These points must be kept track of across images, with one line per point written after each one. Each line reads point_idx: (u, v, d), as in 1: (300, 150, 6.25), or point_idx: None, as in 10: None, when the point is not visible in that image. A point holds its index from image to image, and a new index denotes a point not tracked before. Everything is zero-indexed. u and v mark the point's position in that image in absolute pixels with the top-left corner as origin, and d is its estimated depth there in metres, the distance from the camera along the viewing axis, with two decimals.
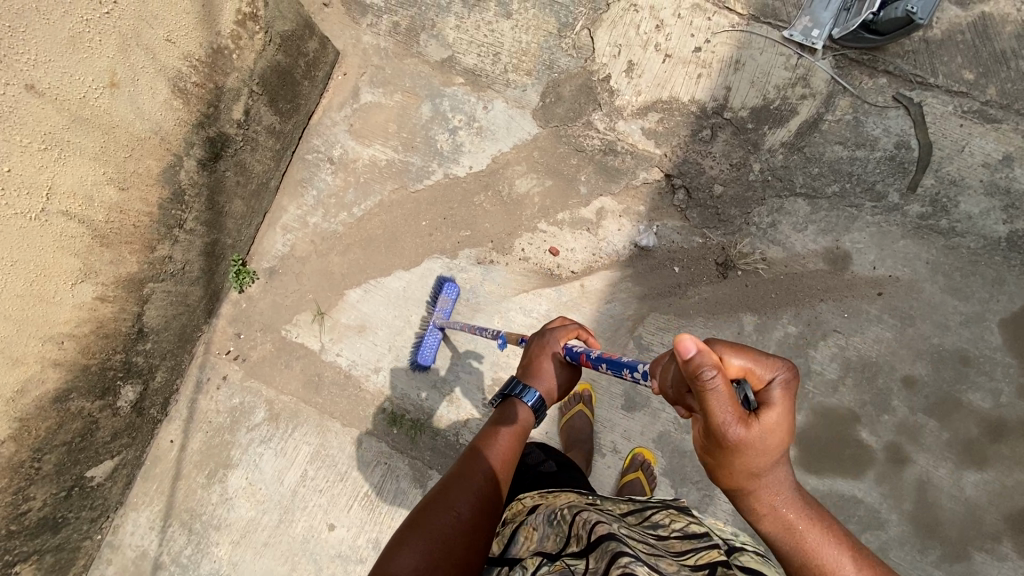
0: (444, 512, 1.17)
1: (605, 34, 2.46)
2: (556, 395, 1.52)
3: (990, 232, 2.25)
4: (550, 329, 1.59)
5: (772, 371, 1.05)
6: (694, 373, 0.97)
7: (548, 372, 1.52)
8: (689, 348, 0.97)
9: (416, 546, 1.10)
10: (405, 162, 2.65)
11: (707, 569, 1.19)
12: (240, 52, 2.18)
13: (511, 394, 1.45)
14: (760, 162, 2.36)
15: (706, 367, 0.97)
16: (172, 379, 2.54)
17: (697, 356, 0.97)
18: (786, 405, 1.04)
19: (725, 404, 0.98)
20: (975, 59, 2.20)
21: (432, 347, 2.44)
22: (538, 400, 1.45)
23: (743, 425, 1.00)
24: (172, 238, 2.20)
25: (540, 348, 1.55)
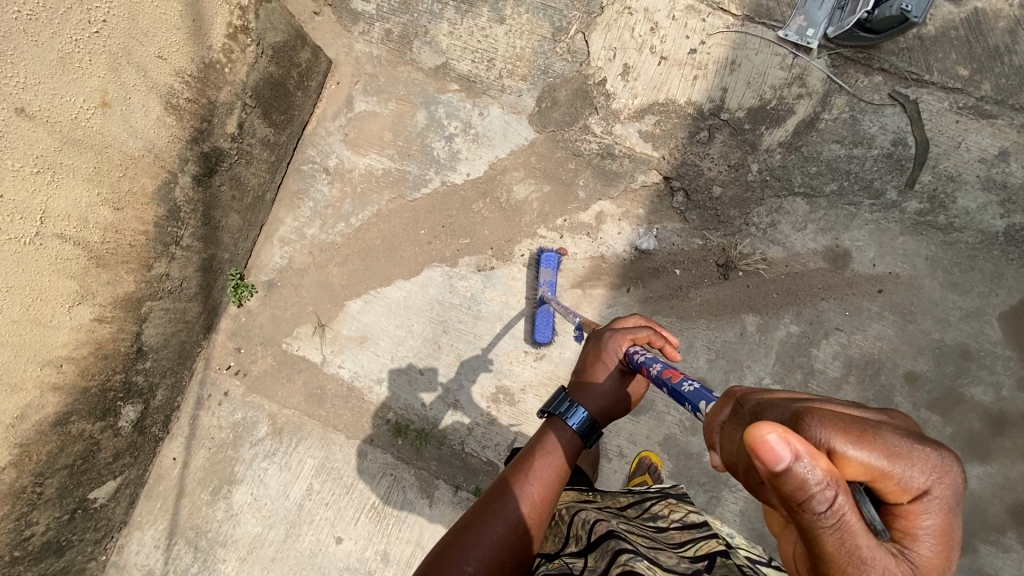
0: (467, 556, 1.18)
1: (599, 37, 2.44)
2: (610, 412, 1.45)
3: (987, 226, 2.26)
4: (613, 333, 1.50)
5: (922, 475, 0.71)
6: (794, 490, 0.67)
7: (602, 385, 1.45)
8: (784, 457, 0.64)
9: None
10: (402, 170, 2.63)
11: (705, 561, 1.20)
12: (232, 65, 2.16)
13: (555, 412, 1.41)
14: (758, 162, 2.36)
15: (816, 484, 0.66)
16: (172, 397, 2.51)
17: (803, 469, 0.65)
18: (937, 524, 0.71)
19: (847, 531, 0.69)
20: (969, 55, 2.21)
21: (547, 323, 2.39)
22: (585, 421, 1.39)
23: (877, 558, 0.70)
24: (169, 255, 2.18)
25: (599, 354, 1.48)
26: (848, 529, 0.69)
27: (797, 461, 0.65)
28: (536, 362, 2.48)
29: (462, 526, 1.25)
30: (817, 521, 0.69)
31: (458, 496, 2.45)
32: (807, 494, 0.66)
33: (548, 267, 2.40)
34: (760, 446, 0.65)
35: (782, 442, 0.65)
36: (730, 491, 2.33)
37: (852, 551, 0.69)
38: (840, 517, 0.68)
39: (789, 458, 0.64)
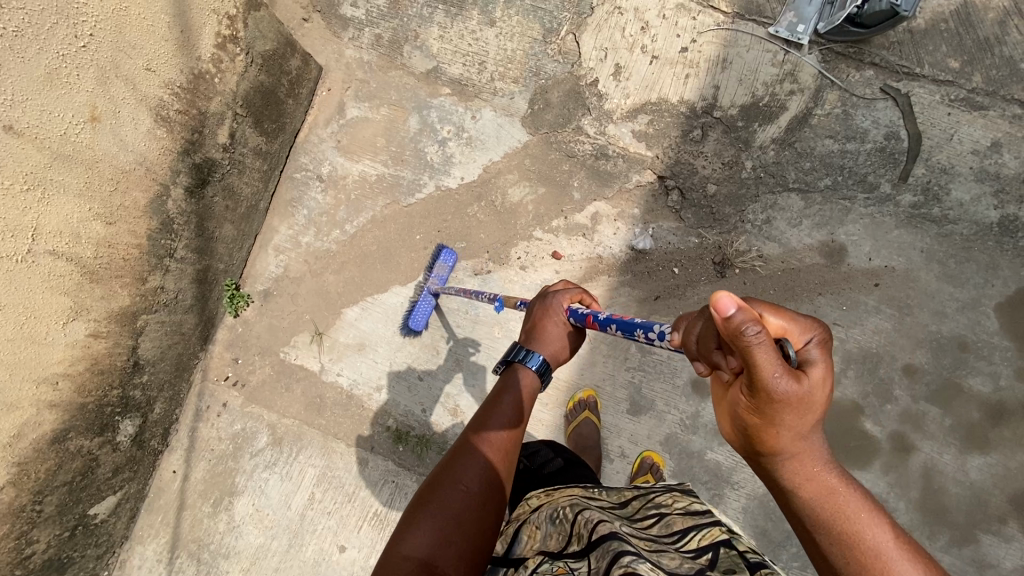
0: (452, 486, 1.21)
1: (590, 38, 2.44)
2: (561, 358, 1.53)
3: (981, 218, 2.27)
4: (554, 292, 1.59)
5: (806, 327, 0.98)
6: (735, 328, 0.85)
7: (552, 334, 1.52)
8: (729, 305, 0.84)
9: (427, 522, 1.15)
10: (396, 176, 2.62)
11: (710, 553, 1.25)
12: (222, 75, 2.14)
13: (515, 359, 1.47)
14: (751, 159, 2.36)
15: (750, 321, 0.85)
16: (171, 410, 2.50)
17: (743, 314, 0.85)
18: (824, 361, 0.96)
19: (772, 359, 0.87)
20: (959, 47, 2.21)
21: (424, 312, 2.46)
22: (543, 363, 1.46)
23: (792, 379, 0.89)
24: (163, 268, 2.16)
25: (544, 310, 1.56)
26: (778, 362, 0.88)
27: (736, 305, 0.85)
28: None
29: (443, 462, 1.28)
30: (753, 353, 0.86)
31: None
32: (745, 330, 0.85)
33: (445, 262, 2.48)
34: (715, 299, 0.85)
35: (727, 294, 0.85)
36: (732, 489, 2.33)
37: (775, 373, 0.88)
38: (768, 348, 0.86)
39: (733, 303, 0.84)
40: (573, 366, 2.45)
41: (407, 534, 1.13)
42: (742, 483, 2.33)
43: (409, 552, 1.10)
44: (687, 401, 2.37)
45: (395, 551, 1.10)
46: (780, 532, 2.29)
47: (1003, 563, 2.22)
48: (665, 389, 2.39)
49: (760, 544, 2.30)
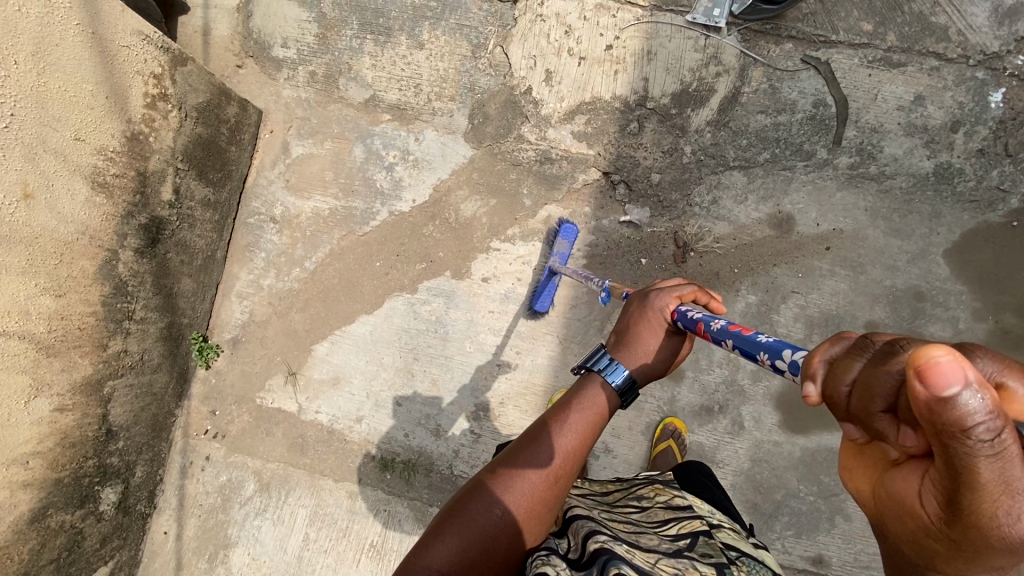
0: (488, 506, 1.20)
1: (518, 47, 2.48)
2: (652, 370, 1.41)
3: (917, 169, 2.33)
4: (658, 291, 1.44)
5: None
6: (958, 418, 0.60)
7: (646, 345, 1.41)
8: (952, 384, 0.59)
9: (451, 537, 1.14)
10: (348, 207, 2.64)
11: (688, 539, 1.27)
12: (157, 133, 2.15)
13: (594, 368, 1.39)
14: (690, 144, 2.41)
15: (984, 417, 0.60)
16: (153, 471, 2.49)
17: (975, 398, 0.59)
18: None
19: (1005, 460, 0.63)
20: (870, 10, 2.28)
21: (548, 293, 2.44)
22: (626, 381, 1.36)
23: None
24: (123, 331, 2.17)
25: (645, 312, 1.42)
26: (1004, 464, 0.63)
27: (966, 389, 0.59)
28: (510, 374, 2.50)
29: (484, 479, 1.27)
30: (973, 452, 0.63)
31: None
32: (971, 424, 0.60)
33: (567, 240, 2.42)
34: (931, 369, 0.60)
35: (951, 365, 0.59)
36: (718, 468, 2.35)
37: (1005, 481, 0.64)
38: (1000, 445, 0.62)
39: (961, 380, 0.59)
40: (548, 370, 2.49)
41: (429, 546, 1.12)
42: (726, 461, 2.35)
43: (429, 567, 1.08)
44: (663, 388, 2.40)
45: (415, 563, 1.09)
46: (770, 504, 2.31)
47: None
48: None
49: (753, 519, 2.31)
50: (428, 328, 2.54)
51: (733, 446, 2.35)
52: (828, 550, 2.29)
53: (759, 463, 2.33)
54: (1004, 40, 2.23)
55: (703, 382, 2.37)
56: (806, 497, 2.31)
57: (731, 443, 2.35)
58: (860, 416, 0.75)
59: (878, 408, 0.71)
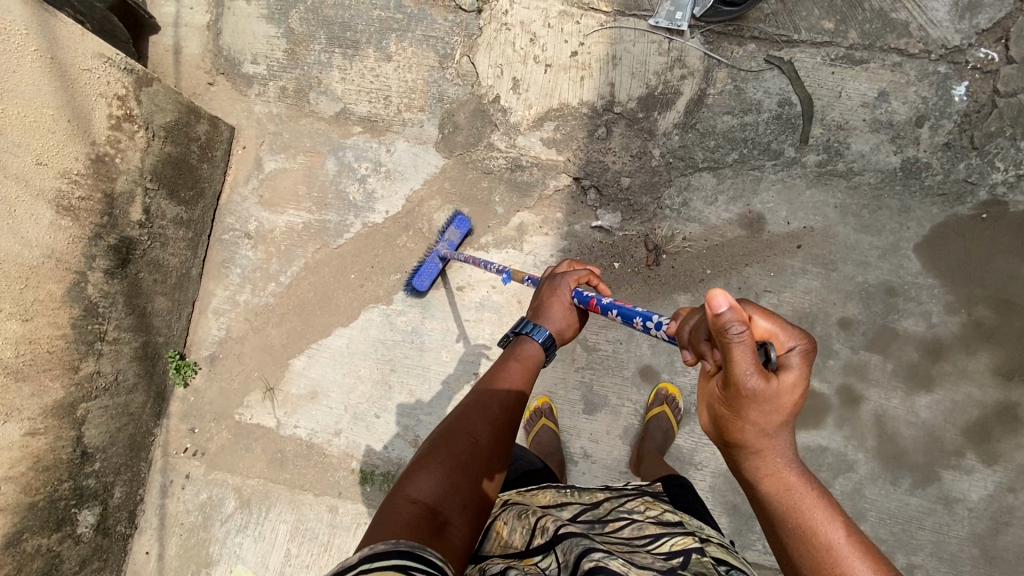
0: (462, 437, 1.28)
1: (484, 56, 2.49)
2: (565, 334, 1.63)
3: (884, 164, 2.33)
4: (560, 273, 1.70)
5: (794, 336, 1.09)
6: (720, 327, 1.00)
7: (558, 313, 1.62)
8: (722, 304, 0.99)
9: (433, 469, 1.21)
10: (322, 221, 2.64)
11: (681, 557, 1.27)
12: (123, 154, 2.16)
13: (522, 332, 1.57)
14: (658, 147, 2.42)
15: (736, 322, 0.99)
16: (133, 491, 2.48)
17: (731, 312, 0.99)
18: (802, 369, 1.08)
19: (747, 355, 1.01)
20: (831, 8, 2.29)
21: (429, 274, 2.45)
22: (549, 337, 1.56)
23: (761, 382, 1.03)
24: (95, 352, 2.17)
25: (552, 289, 1.66)
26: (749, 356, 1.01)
27: (727, 307, 0.99)
28: None
29: (454, 416, 1.35)
30: (732, 349, 1.01)
31: None
32: (729, 328, 0.99)
33: (460, 229, 2.49)
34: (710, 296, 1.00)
35: (722, 294, 0.99)
36: (696, 470, 2.35)
37: (746, 370, 1.02)
38: (745, 345, 1.00)
39: (725, 303, 0.99)
40: None
41: (415, 478, 1.18)
42: (704, 462, 2.36)
43: (417, 496, 1.15)
44: (639, 391, 2.40)
45: (402, 493, 1.15)
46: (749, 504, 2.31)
47: (969, 496, 2.26)
48: (616, 382, 2.43)
49: (732, 519, 2.31)
50: (405, 338, 2.54)
51: (710, 447, 2.36)
52: None
53: None
54: (965, 34, 2.24)
55: (678, 384, 2.38)
56: None
57: (708, 444, 2.36)
58: (694, 342, 1.19)
59: (702, 337, 1.16)
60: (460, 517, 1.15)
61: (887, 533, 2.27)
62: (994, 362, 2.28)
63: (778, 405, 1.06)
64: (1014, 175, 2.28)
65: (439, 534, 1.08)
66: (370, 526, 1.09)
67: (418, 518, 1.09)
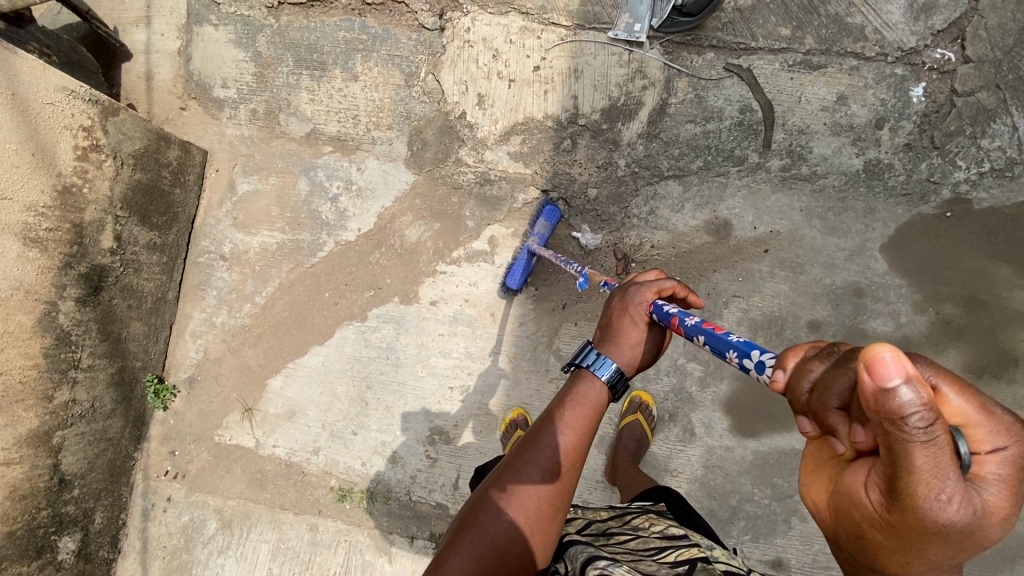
0: (495, 516, 1.25)
1: (449, 73, 2.52)
2: (637, 362, 1.44)
3: (847, 167, 2.35)
4: (637, 285, 1.46)
5: (1004, 429, 0.74)
6: (896, 412, 0.68)
7: (629, 337, 1.43)
8: (892, 374, 0.68)
9: (463, 551, 1.20)
10: (295, 240, 2.67)
11: (686, 565, 1.29)
12: (91, 184, 2.19)
13: (583, 363, 1.41)
14: (623, 157, 2.44)
15: (920, 409, 0.67)
16: (114, 515, 2.50)
17: (912, 391, 0.67)
18: (1015, 482, 0.73)
19: (942, 464, 0.69)
20: (787, 15, 2.31)
21: (520, 270, 2.42)
22: (614, 373, 1.38)
23: (960, 504, 0.70)
24: (69, 380, 2.20)
25: (626, 306, 1.44)
26: (940, 459, 0.69)
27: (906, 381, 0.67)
28: (463, 395, 2.51)
29: (489, 484, 1.31)
30: (914, 450, 0.70)
31: (415, 547, 2.44)
32: (907, 418, 0.68)
33: (549, 221, 2.44)
34: (874, 360, 0.69)
35: (893, 359, 0.69)
36: (672, 477, 2.37)
37: (940, 487, 0.70)
38: (939, 447, 0.69)
39: (901, 375, 0.68)
40: (499, 389, 2.50)
41: (445, 562, 1.18)
42: (680, 469, 2.37)
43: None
44: (613, 399, 2.42)
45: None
46: (726, 509, 2.33)
47: None
48: None
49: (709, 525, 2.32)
50: (380, 354, 2.56)
51: (686, 453, 2.37)
52: (787, 553, 2.30)
53: (712, 470, 2.35)
54: (921, 35, 2.26)
55: (652, 392, 2.40)
56: (761, 500, 2.32)
57: (683, 451, 2.37)
58: (818, 411, 0.84)
59: (833, 404, 0.81)
60: None
61: None
62: (964, 360, 2.30)
63: (980, 539, 0.74)
64: (976, 174, 2.30)
65: None
66: None
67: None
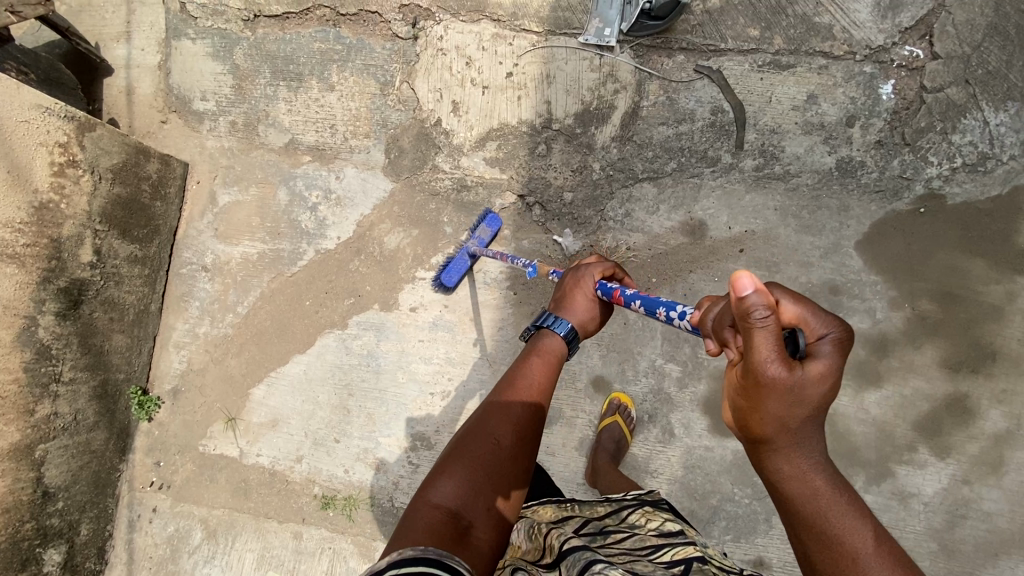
0: (484, 441, 1.28)
1: (423, 82, 2.55)
2: (589, 328, 1.61)
3: (820, 165, 2.36)
4: (587, 265, 1.68)
5: (827, 324, 1.09)
6: (745, 310, 1.03)
7: (581, 305, 1.61)
8: (746, 286, 1.02)
9: (457, 474, 1.22)
10: (276, 250, 2.68)
11: (682, 565, 1.28)
12: (68, 200, 2.21)
13: (543, 325, 1.56)
14: (598, 160, 2.45)
15: (761, 306, 1.02)
16: (101, 527, 2.52)
17: (756, 296, 1.02)
18: (832, 358, 1.08)
19: (774, 345, 1.03)
20: (755, 16, 2.33)
21: (457, 270, 2.47)
22: (570, 331, 1.55)
23: (785, 370, 1.03)
24: (51, 394, 2.22)
25: (577, 280, 1.64)
26: (773, 342, 1.03)
27: (753, 290, 1.02)
28: (444, 400, 2.52)
29: (475, 418, 1.35)
30: (754, 331, 1.03)
31: None
32: (752, 313, 1.02)
33: (491, 227, 2.48)
34: (735, 278, 1.02)
35: (747, 278, 1.02)
36: (652, 478, 2.37)
37: (768, 354, 1.03)
38: (770, 329, 1.02)
39: (751, 285, 1.02)
40: (480, 394, 2.51)
41: (437, 484, 1.20)
42: (660, 470, 2.37)
43: (439, 501, 1.17)
44: (592, 402, 2.43)
45: (424, 498, 1.17)
46: (706, 510, 2.33)
47: (923, 490, 2.28)
48: (569, 394, 2.45)
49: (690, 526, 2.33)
50: (361, 362, 2.57)
51: (666, 454, 2.37)
52: (769, 552, 2.30)
53: (692, 470, 2.35)
54: (888, 33, 2.28)
55: (630, 393, 2.41)
56: (741, 500, 2.33)
57: (663, 452, 2.38)
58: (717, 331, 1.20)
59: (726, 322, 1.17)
60: (483, 522, 1.17)
61: None
62: (941, 355, 2.30)
63: (804, 397, 1.07)
64: (948, 169, 2.30)
65: (461, 540, 1.11)
66: (395, 531, 1.12)
67: (440, 525, 1.12)
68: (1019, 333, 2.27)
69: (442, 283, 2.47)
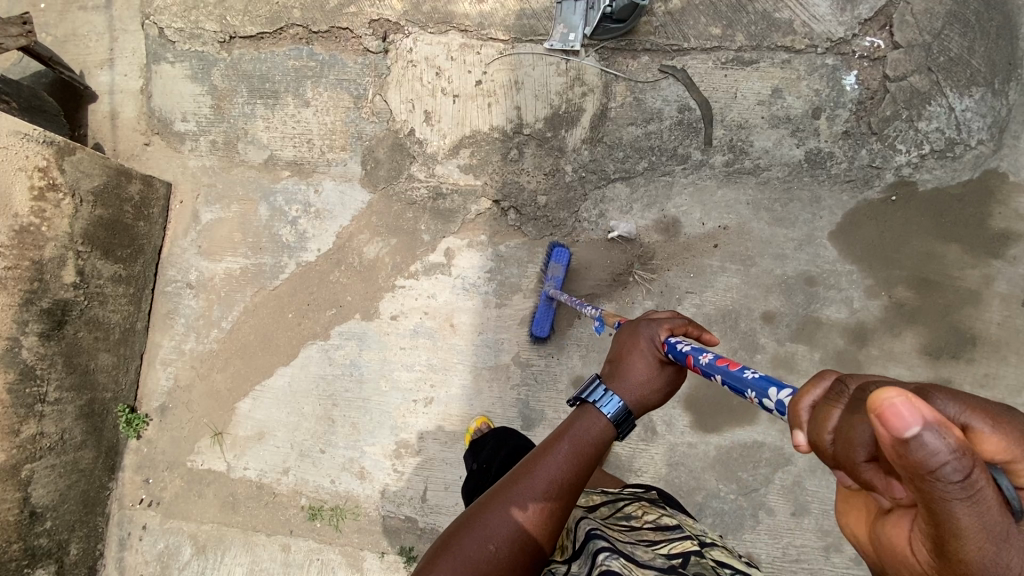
0: (480, 541, 1.20)
1: (396, 93, 2.60)
2: (647, 403, 1.37)
3: (789, 158, 2.37)
4: (650, 320, 1.41)
5: None
6: (923, 469, 0.59)
7: (638, 375, 1.36)
8: (910, 422, 0.58)
9: (446, 572, 1.17)
10: (258, 264, 2.71)
11: (680, 558, 1.26)
12: (49, 222, 2.27)
13: (588, 399, 1.36)
14: (570, 163, 2.48)
15: (951, 460, 0.58)
16: (91, 546, 2.54)
17: (937, 445, 0.58)
18: None
19: (990, 523, 0.60)
20: (717, 14, 2.37)
21: (545, 318, 2.42)
22: (618, 411, 1.33)
23: (1017, 561, 0.61)
24: (36, 414, 2.27)
25: (635, 342, 1.40)
26: (985, 518, 0.60)
27: (928, 430, 0.58)
28: (427, 408, 2.53)
29: (478, 507, 1.27)
30: (950, 508, 0.61)
31: (387, 561, 2.48)
32: (937, 474, 0.59)
33: (560, 262, 2.41)
34: (886, 410, 0.60)
35: (908, 412, 0.59)
36: (637, 477, 2.37)
37: (990, 549, 0.61)
38: (980, 505, 0.60)
39: (918, 422, 0.58)
40: (463, 400, 2.52)
41: None
42: (644, 468, 2.36)
43: None
44: None
45: None
46: (692, 507, 2.32)
47: None
48: (551, 395, 2.47)
49: None
50: (344, 371, 2.59)
51: (649, 453, 2.36)
52: (757, 548, 2.29)
53: (676, 467, 2.35)
54: (848, 25, 2.31)
55: None
56: (727, 496, 2.31)
57: (646, 450, 2.37)
58: (848, 466, 0.73)
59: (860, 459, 0.70)
60: None
61: (833, 524, 2.26)
62: (921, 342, 2.29)
63: None
64: (917, 156, 2.31)
65: None
66: None
67: None
68: (998, 317, 2.26)
69: (535, 334, 2.44)
